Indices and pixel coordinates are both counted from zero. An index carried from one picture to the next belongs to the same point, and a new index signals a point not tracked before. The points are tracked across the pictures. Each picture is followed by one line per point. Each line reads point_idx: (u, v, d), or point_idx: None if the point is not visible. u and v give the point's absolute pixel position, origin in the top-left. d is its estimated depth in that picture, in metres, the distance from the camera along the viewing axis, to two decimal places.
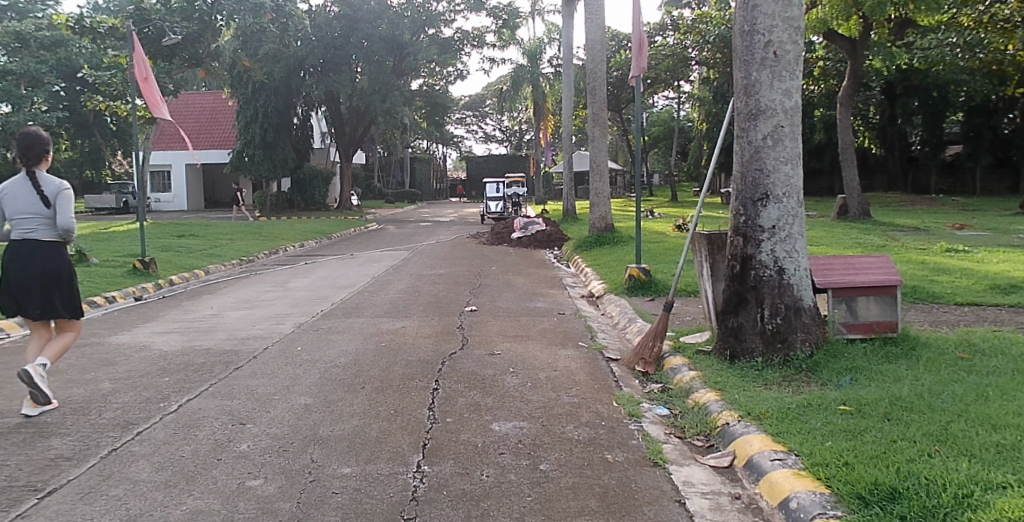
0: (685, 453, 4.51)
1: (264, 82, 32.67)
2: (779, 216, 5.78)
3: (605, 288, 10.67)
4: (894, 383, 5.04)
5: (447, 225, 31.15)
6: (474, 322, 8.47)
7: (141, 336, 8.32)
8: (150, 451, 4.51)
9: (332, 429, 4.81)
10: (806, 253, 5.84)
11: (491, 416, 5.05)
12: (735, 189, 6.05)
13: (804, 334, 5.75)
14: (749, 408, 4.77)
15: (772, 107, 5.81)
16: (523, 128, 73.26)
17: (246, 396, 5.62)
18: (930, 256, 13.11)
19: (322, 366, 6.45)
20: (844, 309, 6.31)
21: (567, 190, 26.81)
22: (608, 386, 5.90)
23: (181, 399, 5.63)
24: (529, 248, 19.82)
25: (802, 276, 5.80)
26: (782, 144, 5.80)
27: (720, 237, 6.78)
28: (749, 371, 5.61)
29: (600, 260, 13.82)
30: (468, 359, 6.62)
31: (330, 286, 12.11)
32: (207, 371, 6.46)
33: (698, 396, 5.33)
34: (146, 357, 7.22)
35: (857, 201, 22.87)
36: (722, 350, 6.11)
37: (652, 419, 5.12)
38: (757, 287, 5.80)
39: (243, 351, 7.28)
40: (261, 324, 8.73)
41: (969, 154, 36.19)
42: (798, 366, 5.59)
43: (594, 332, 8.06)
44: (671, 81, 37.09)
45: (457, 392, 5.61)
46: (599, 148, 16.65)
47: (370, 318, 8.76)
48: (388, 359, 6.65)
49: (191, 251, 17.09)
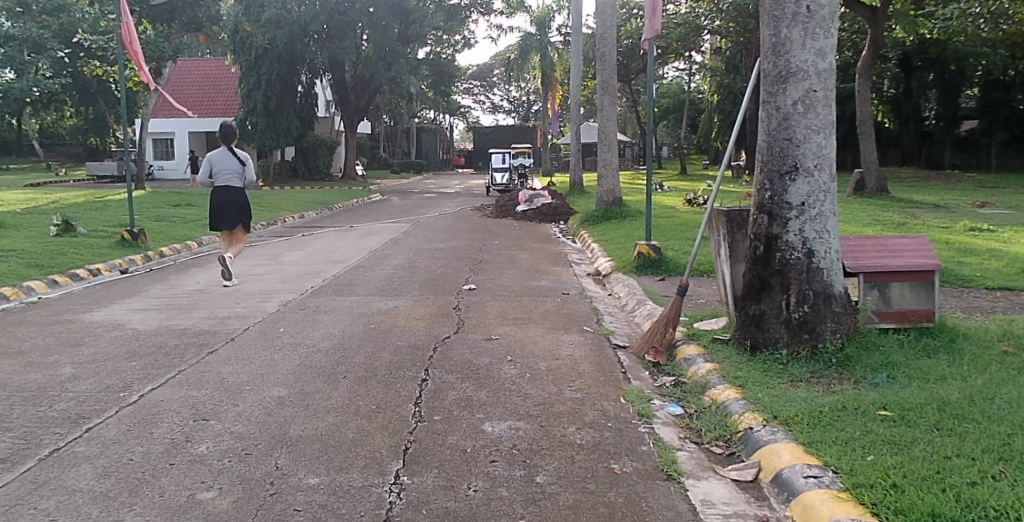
0: (702, 463, 3.96)
1: (267, 49, 31.90)
2: (809, 191, 5.17)
3: (613, 266, 10.09)
4: (937, 384, 4.49)
5: (453, 196, 30.49)
6: (472, 302, 7.92)
7: (117, 314, 7.79)
8: (97, 453, 3.99)
9: (305, 428, 4.27)
10: (837, 234, 5.24)
11: (484, 414, 4.50)
12: (760, 161, 5.42)
13: (833, 324, 5.16)
14: (775, 411, 4.23)
15: (804, 69, 5.16)
16: (532, 98, 72.10)
17: (216, 385, 5.10)
18: (956, 236, 12.40)
19: (303, 351, 5.91)
20: (876, 296, 5.72)
21: (575, 161, 25.99)
22: (614, 379, 5.34)
23: (144, 388, 5.11)
24: (533, 221, 19.24)
25: (833, 259, 5.21)
26: (814, 111, 5.16)
27: (740, 215, 6.19)
28: (773, 366, 5.03)
29: (608, 235, 13.25)
30: (462, 345, 6.08)
31: (325, 260, 11.59)
32: (178, 356, 5.93)
33: (715, 393, 4.78)
34: (117, 337, 6.70)
35: (874, 177, 22.10)
36: (742, 340, 5.51)
37: (664, 420, 4.55)
38: (783, 271, 5.20)
39: (221, 331, 6.76)
40: (245, 301, 8.17)
41: (984, 130, 35.05)
42: (828, 361, 5.01)
43: (600, 315, 7.48)
44: (683, 51, 36.12)
45: (447, 384, 5.07)
46: (608, 119, 15.96)
47: (362, 296, 8.21)
48: (376, 343, 6.11)
49: (185, 221, 16.56)
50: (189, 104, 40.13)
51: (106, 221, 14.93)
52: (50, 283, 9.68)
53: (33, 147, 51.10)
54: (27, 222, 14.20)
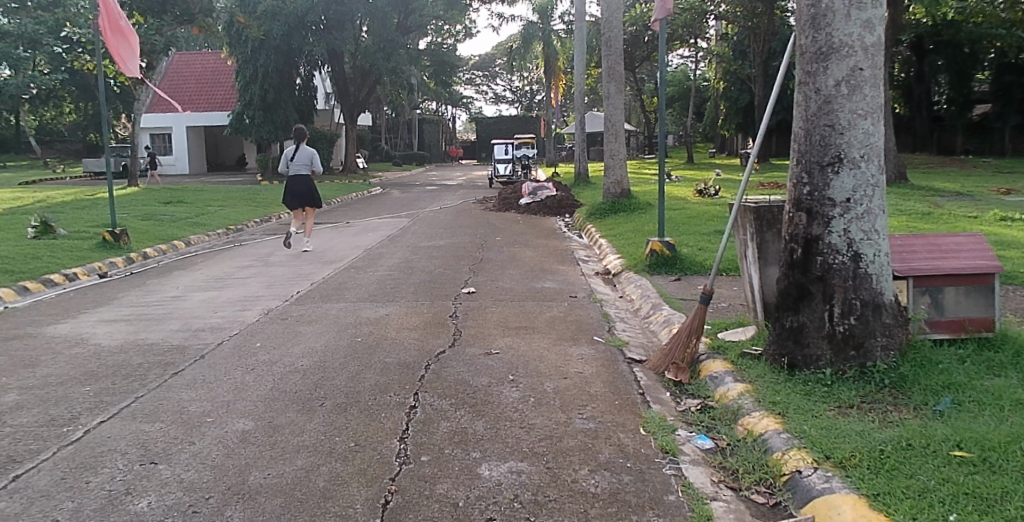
0: (743, 517, 3.27)
1: (262, 40, 31.07)
2: (855, 185, 4.46)
3: (623, 265, 9.38)
4: (1018, 413, 3.78)
5: (455, 189, 29.71)
6: (470, 308, 7.26)
7: (83, 326, 7.13)
8: (16, 512, 3.32)
9: (268, 474, 3.62)
10: (887, 234, 4.54)
11: (481, 453, 3.83)
12: (796, 150, 4.72)
13: (884, 339, 4.46)
14: (826, 448, 3.55)
15: (848, 44, 4.44)
16: (534, 88, 71.26)
17: (174, 417, 4.45)
18: (986, 227, 11.66)
19: (279, 372, 5.24)
20: (929, 303, 5.01)
21: (580, 150, 25.13)
22: (632, 401, 4.67)
23: (92, 421, 4.46)
24: (537, 215, 18.52)
25: (882, 264, 4.51)
26: (861, 92, 4.45)
27: (771, 210, 5.50)
28: (816, 388, 4.34)
29: (616, 230, 12.57)
30: (458, 362, 5.40)
31: (316, 260, 10.95)
32: (138, 378, 5.28)
33: (751, 422, 4.10)
34: (77, 355, 6.04)
35: (893, 164, 21.29)
36: (776, 356, 4.82)
37: (693, 458, 3.87)
38: (824, 278, 4.52)
39: (192, 347, 6.09)
40: (224, 310, 7.51)
41: (998, 114, 33.74)
42: (880, 382, 4.32)
43: (612, 322, 6.79)
44: (688, 37, 35.20)
45: (440, 413, 4.39)
46: (615, 107, 15.30)
47: (350, 303, 7.55)
48: (361, 361, 5.43)
49: (174, 219, 15.91)
50: (186, 98, 39.47)
51: (90, 221, 14.28)
52: (20, 291, 9.04)
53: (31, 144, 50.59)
54: (5, 222, 13.57)
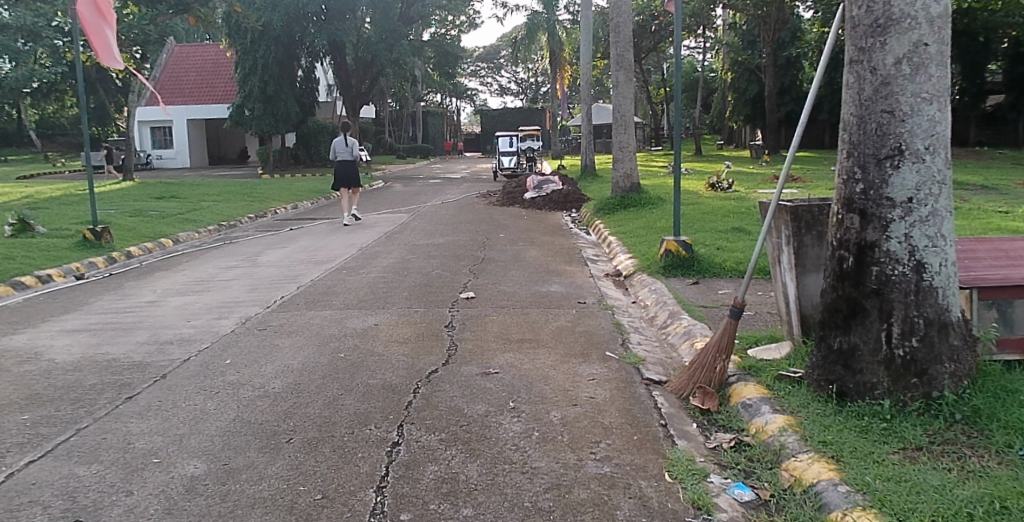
0: None
1: (262, 31, 30.30)
2: (918, 183, 3.76)
3: (636, 266, 8.69)
4: None
5: (458, 182, 29.00)
6: (468, 316, 6.58)
7: (42, 337, 6.45)
8: None
9: None
10: (954, 240, 3.83)
11: (471, 509, 3.15)
12: (847, 140, 4.01)
13: (952, 365, 3.74)
14: (899, 509, 2.85)
15: (911, 15, 3.73)
16: (539, 79, 70.29)
17: (116, 458, 3.76)
18: (1018, 222, 10.97)
19: (245, 397, 4.57)
20: (996, 318, 4.33)
21: (587, 144, 23.71)
22: (651, 435, 3.99)
23: (16, 463, 3.77)
24: (543, 210, 17.81)
25: (949, 276, 3.81)
26: (926, 72, 3.74)
27: (810, 210, 4.81)
28: (875, 425, 3.65)
29: (626, 226, 11.88)
30: (451, 384, 4.73)
31: (307, 260, 10.27)
32: (85, 405, 4.59)
33: (799, 468, 3.42)
34: (26, 372, 5.36)
35: None
36: (822, 381, 4.12)
37: (732, 515, 3.19)
38: (881, 292, 3.82)
39: (156, 364, 5.42)
40: (200, 318, 6.84)
41: (1012, 104, 32.86)
42: (950, 417, 3.61)
43: (626, 334, 6.10)
44: (697, 26, 34.22)
45: (428, 451, 3.74)
46: (623, 97, 14.58)
47: (337, 310, 6.89)
48: (341, 383, 4.77)
49: (163, 216, 15.21)
50: (187, 91, 38.82)
51: (72, 218, 13.55)
52: None
53: (31, 137, 49.75)
54: None
